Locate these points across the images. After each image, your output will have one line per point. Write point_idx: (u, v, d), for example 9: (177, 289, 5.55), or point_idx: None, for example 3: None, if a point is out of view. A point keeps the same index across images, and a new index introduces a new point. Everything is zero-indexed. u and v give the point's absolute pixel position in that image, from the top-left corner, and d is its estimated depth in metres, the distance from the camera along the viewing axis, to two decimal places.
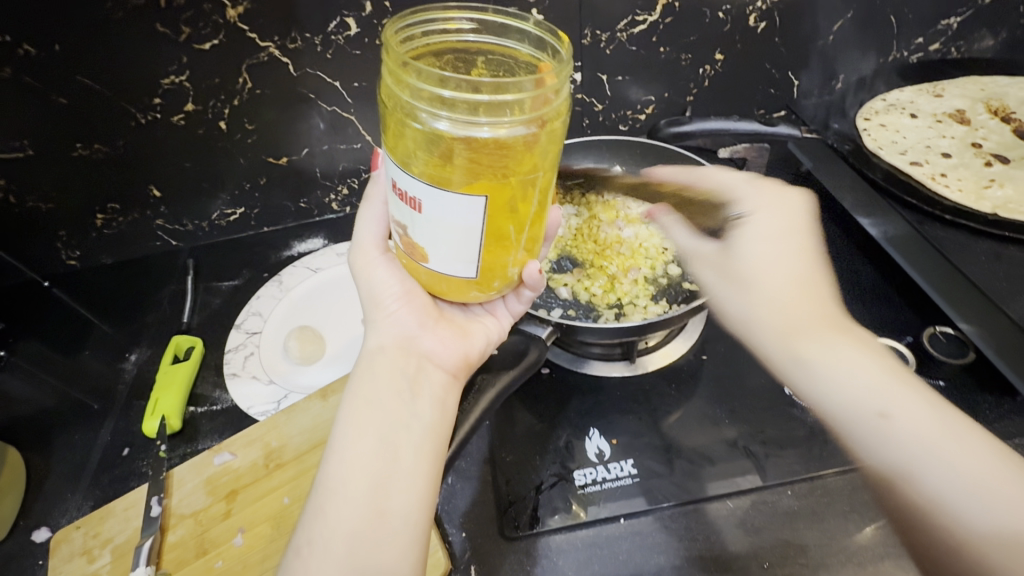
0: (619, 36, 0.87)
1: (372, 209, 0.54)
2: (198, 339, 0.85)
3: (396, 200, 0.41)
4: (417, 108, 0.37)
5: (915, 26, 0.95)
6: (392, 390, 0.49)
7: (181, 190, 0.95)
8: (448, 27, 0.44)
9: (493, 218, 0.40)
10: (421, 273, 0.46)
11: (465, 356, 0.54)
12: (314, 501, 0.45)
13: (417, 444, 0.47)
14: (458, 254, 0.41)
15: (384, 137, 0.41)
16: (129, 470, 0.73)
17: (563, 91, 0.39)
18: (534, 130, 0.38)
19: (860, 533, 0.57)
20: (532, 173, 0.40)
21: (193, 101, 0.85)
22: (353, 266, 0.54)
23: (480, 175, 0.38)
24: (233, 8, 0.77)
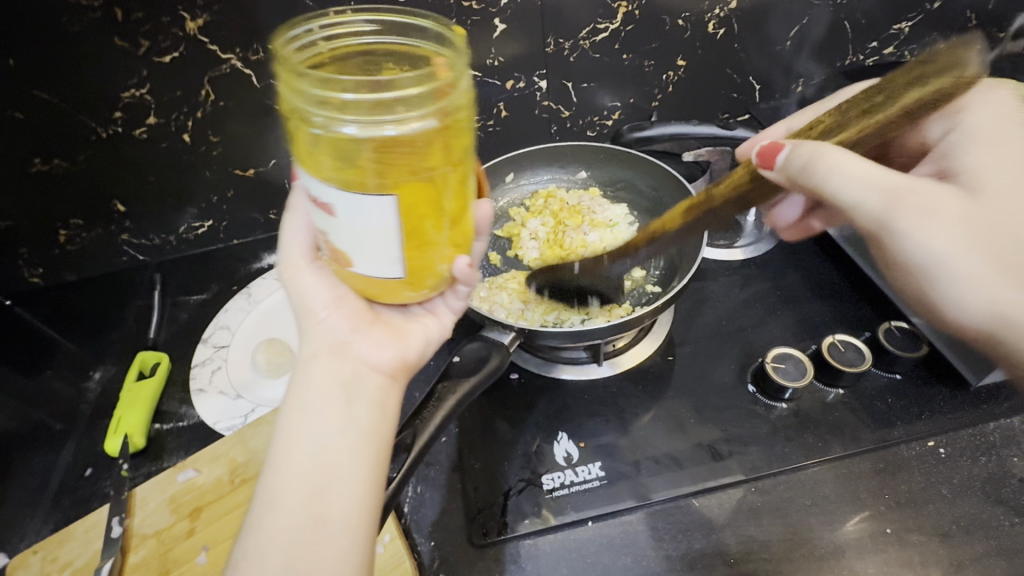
0: (582, 43, 0.88)
1: (297, 221, 0.56)
2: (165, 355, 0.84)
3: (315, 209, 0.42)
4: (316, 113, 0.38)
5: (868, 31, 0.98)
6: (326, 397, 0.49)
7: (146, 204, 0.93)
8: (344, 32, 0.45)
9: (410, 215, 0.40)
10: (350, 278, 0.46)
11: (404, 356, 0.54)
12: (252, 515, 0.45)
13: (353, 451, 0.47)
14: (381, 256, 0.42)
15: (292, 147, 0.42)
16: (92, 491, 0.71)
17: (463, 82, 0.40)
18: (440, 123, 0.39)
19: (822, 526, 0.58)
20: (442, 166, 0.40)
21: (155, 113, 0.84)
22: (284, 281, 0.55)
23: (392, 175, 0.39)
24: (192, 21, 0.77)
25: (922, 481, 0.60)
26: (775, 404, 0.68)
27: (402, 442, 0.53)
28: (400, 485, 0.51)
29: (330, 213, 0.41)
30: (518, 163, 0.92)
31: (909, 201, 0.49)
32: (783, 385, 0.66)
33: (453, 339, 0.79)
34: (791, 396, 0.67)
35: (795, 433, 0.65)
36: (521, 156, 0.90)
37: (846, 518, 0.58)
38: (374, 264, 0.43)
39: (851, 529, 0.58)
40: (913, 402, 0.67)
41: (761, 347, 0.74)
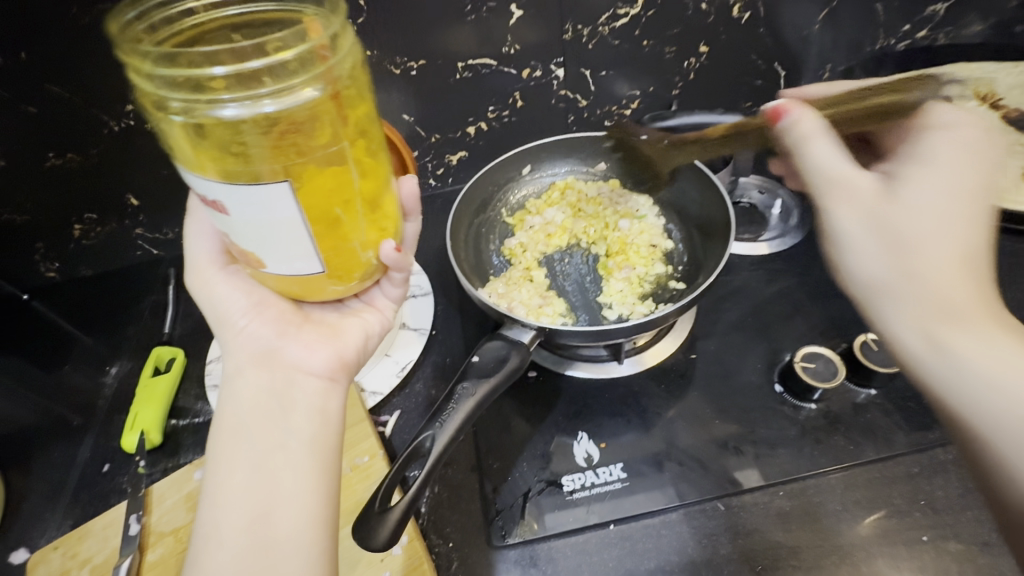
0: (601, 30, 0.85)
1: (202, 229, 0.57)
2: (180, 350, 0.83)
3: (214, 213, 0.42)
4: (177, 99, 0.37)
5: (901, 13, 0.94)
6: (258, 408, 0.50)
7: (159, 198, 0.93)
8: (202, 2, 0.42)
9: (315, 204, 0.41)
10: (267, 279, 0.47)
11: (339, 352, 0.56)
12: (195, 538, 0.46)
13: (293, 458, 0.48)
14: (291, 253, 0.43)
15: (172, 145, 0.41)
16: (110, 487, 0.71)
17: (343, 45, 0.40)
18: (325, 93, 0.39)
19: (854, 533, 0.56)
20: (336, 143, 0.40)
21: None
22: (198, 291, 0.56)
23: (282, 157, 0.39)
24: None
25: (961, 487, 0.58)
26: (804, 404, 0.65)
27: (421, 445, 0.52)
28: (420, 488, 0.50)
29: (229, 219, 0.41)
30: (536, 154, 0.89)
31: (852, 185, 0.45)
32: (812, 385, 0.64)
33: (469, 335, 0.77)
34: (821, 396, 0.65)
35: (825, 435, 0.63)
36: (537, 148, 0.88)
37: (880, 525, 0.56)
38: (280, 261, 0.43)
39: (886, 536, 0.55)
40: None
41: (789, 345, 0.72)
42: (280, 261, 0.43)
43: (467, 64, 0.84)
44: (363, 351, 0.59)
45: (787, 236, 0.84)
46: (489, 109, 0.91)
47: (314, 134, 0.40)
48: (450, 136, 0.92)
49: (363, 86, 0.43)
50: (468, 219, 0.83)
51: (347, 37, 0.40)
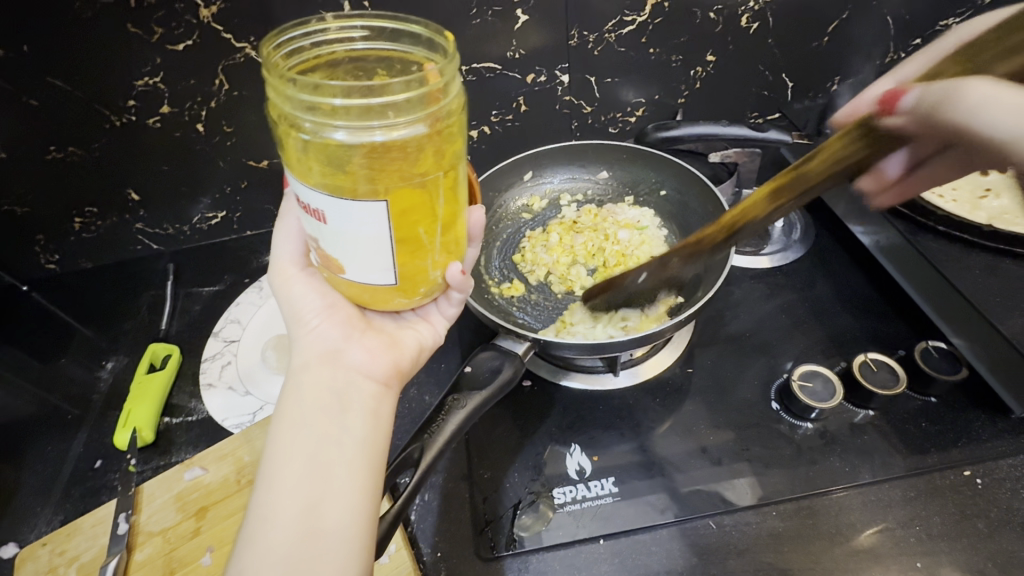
0: (608, 36, 0.85)
1: (290, 228, 0.57)
2: (175, 347, 0.83)
3: (305, 214, 0.43)
4: (304, 119, 0.39)
5: (912, 27, 0.93)
6: (320, 405, 0.50)
7: (160, 193, 0.92)
8: (336, 36, 0.45)
9: (402, 221, 0.41)
10: (340, 285, 0.47)
11: (396, 362, 0.56)
12: (246, 529, 0.46)
13: (349, 459, 0.48)
14: (373, 264, 0.43)
15: (282, 154, 0.43)
16: (100, 483, 0.71)
17: (454, 87, 0.41)
18: (428, 129, 0.40)
19: (846, 556, 0.55)
20: (434, 172, 0.41)
21: (168, 102, 0.83)
22: (276, 287, 0.56)
23: (383, 180, 0.40)
24: (206, 8, 0.75)
25: (956, 513, 0.57)
26: (800, 423, 0.65)
27: (409, 456, 0.52)
28: (409, 498, 0.50)
29: (319, 220, 0.41)
30: (537, 161, 0.89)
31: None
32: (810, 405, 0.63)
33: (466, 341, 0.77)
34: (818, 416, 0.64)
35: (821, 455, 0.62)
36: (540, 154, 0.87)
37: (874, 550, 0.55)
38: (367, 271, 0.43)
39: (879, 561, 0.55)
40: (949, 428, 0.63)
41: (787, 361, 0.71)
42: (365, 271, 0.43)
43: (471, 68, 0.84)
44: (417, 362, 0.59)
45: (788, 250, 0.84)
46: (492, 113, 0.90)
47: (418, 163, 0.40)
48: None
49: (462, 126, 0.44)
50: None
51: (460, 81, 0.41)
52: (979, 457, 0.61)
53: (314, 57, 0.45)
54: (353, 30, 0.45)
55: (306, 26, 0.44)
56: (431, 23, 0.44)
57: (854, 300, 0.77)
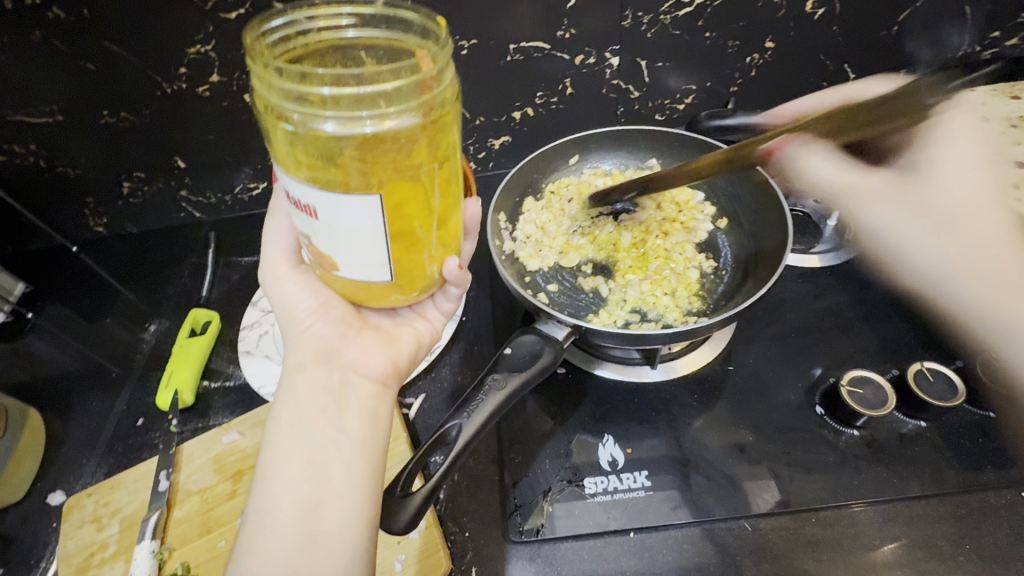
0: (663, 18, 0.81)
1: (279, 225, 0.57)
2: (215, 314, 0.85)
3: (296, 210, 0.42)
4: (290, 111, 0.38)
5: (992, 19, 0.87)
6: (317, 408, 0.50)
7: (205, 162, 0.94)
8: (323, 23, 0.44)
9: (396, 215, 0.40)
10: (335, 282, 0.47)
11: (393, 359, 0.56)
12: (247, 534, 0.47)
13: (347, 460, 0.49)
14: (367, 259, 0.42)
15: (270, 147, 0.42)
16: (141, 441, 0.74)
17: (447, 74, 0.39)
18: (421, 119, 0.39)
19: (886, 569, 0.53)
20: (428, 163, 0.41)
21: (218, 72, 0.83)
22: (270, 285, 0.56)
23: (375, 172, 0.39)
24: None
25: (1010, 536, 0.54)
26: (845, 429, 0.62)
27: (446, 435, 0.51)
28: (442, 478, 0.50)
29: (311, 224, 0.41)
30: (584, 145, 0.87)
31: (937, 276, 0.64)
32: (856, 411, 0.61)
33: (500, 325, 0.76)
34: (865, 423, 0.62)
35: (866, 463, 0.60)
36: (587, 138, 0.85)
37: (918, 564, 0.54)
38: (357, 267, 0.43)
39: None
40: (1007, 445, 0.60)
41: (833, 364, 0.68)
42: (356, 269, 0.43)
43: (519, 47, 0.82)
44: (416, 358, 0.59)
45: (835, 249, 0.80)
46: (537, 95, 0.88)
47: (410, 157, 0.40)
48: (494, 120, 0.90)
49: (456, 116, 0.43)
50: (507, 214, 0.81)
51: (453, 68, 0.40)
52: None
53: (301, 42, 0.43)
54: (342, 19, 0.44)
55: (294, 12, 0.43)
56: (424, 9, 0.43)
57: (908, 308, 0.73)
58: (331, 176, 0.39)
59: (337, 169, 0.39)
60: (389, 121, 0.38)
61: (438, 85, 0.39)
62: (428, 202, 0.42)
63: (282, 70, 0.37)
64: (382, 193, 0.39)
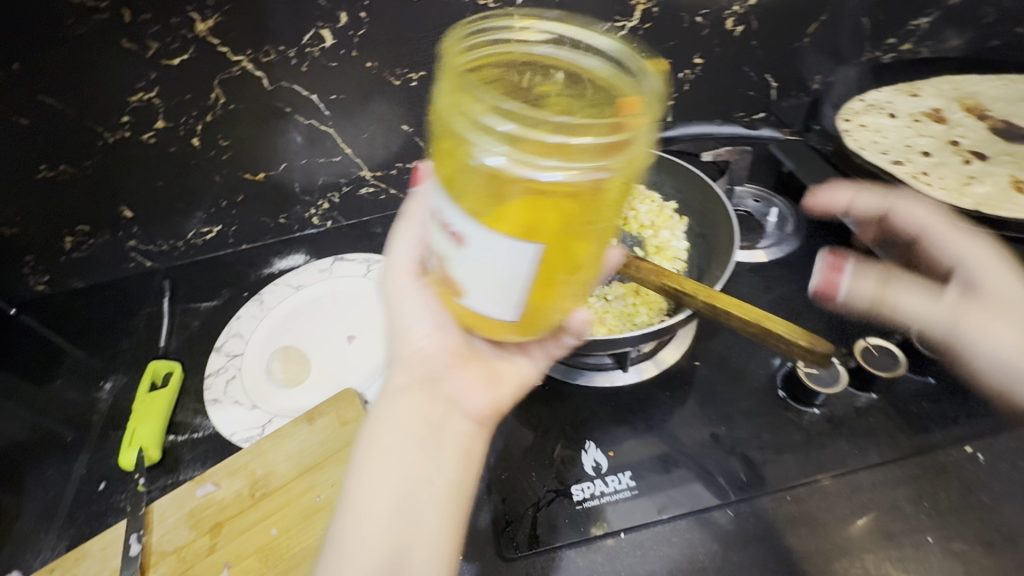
0: None
1: (411, 232, 0.54)
2: (177, 364, 0.82)
3: (439, 230, 0.39)
4: (475, 138, 0.35)
5: (886, 27, 0.97)
6: (417, 440, 0.51)
7: (155, 209, 0.91)
8: (518, 37, 0.43)
9: (546, 268, 0.38)
10: (454, 308, 0.44)
11: (494, 397, 0.56)
12: (330, 559, 0.47)
13: (438, 501, 0.50)
14: (500, 304, 0.40)
15: (436, 162, 0.40)
16: (107, 505, 0.70)
17: (642, 138, 0.36)
18: (606, 177, 0.36)
19: (860, 538, 0.57)
20: (592, 222, 0.38)
21: (163, 117, 0.82)
22: (389, 290, 0.55)
23: (540, 222, 0.36)
24: (202, 21, 0.74)
25: (961, 488, 0.59)
26: (806, 409, 0.67)
27: None
28: None
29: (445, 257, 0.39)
30: None
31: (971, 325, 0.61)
32: (815, 390, 0.65)
33: None
34: (823, 401, 0.66)
35: (828, 438, 0.64)
36: None
37: (884, 527, 0.57)
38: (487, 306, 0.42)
39: (889, 538, 0.57)
40: (948, 406, 0.66)
41: None
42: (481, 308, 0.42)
43: None
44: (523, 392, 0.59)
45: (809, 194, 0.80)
46: None
47: (576, 204, 0.37)
48: None
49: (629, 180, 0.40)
50: None
51: (654, 132, 0.37)
52: (978, 433, 0.63)
53: (490, 50, 0.43)
54: (538, 26, 0.43)
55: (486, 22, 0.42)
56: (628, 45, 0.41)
57: None
58: (487, 211, 0.37)
59: (495, 205, 0.37)
60: (558, 160, 0.35)
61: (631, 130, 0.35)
62: (587, 238, 0.39)
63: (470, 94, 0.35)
64: (539, 243, 0.36)
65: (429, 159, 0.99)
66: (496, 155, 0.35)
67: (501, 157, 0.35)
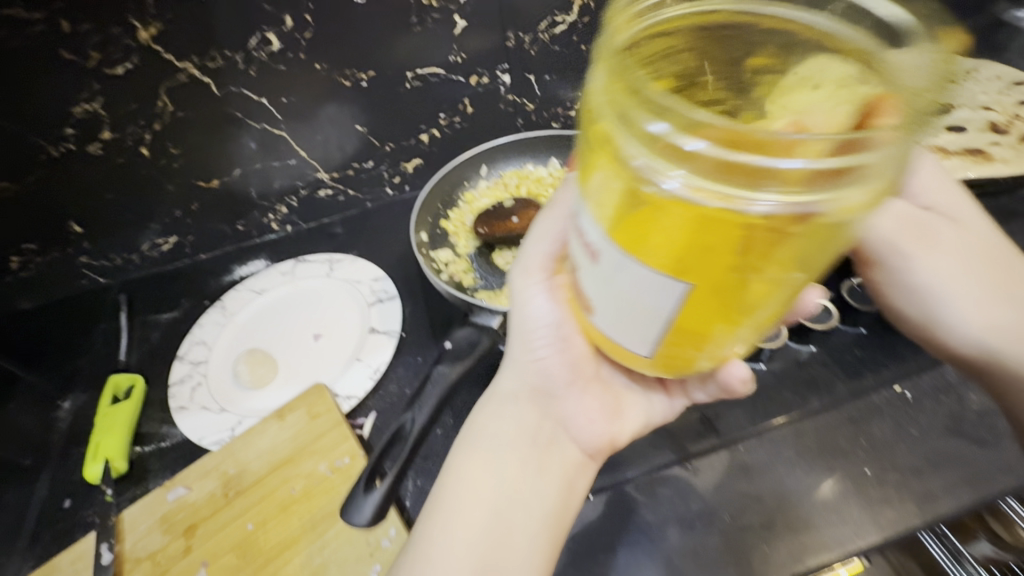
0: (541, 37, 0.90)
1: (552, 226, 0.53)
2: (138, 376, 0.80)
3: (577, 237, 0.36)
4: (625, 144, 0.30)
5: None
6: (523, 457, 0.52)
7: (106, 223, 0.90)
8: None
9: (694, 315, 0.32)
10: (585, 323, 0.41)
11: (612, 430, 0.55)
12: (416, 553, 0.49)
13: (528, 527, 0.50)
14: (637, 336, 0.35)
15: (582, 159, 0.36)
16: (75, 522, 0.68)
17: (881, 171, 0.28)
18: (818, 217, 0.28)
19: (806, 478, 0.61)
20: (785, 272, 0.31)
21: (109, 128, 0.81)
22: (517, 284, 0.53)
23: (694, 263, 0.29)
24: (144, 30, 0.73)
25: (892, 425, 0.65)
26: (754, 365, 0.71)
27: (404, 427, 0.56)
28: (398, 477, 0.52)
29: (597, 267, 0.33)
30: (491, 156, 0.94)
31: (921, 263, 0.61)
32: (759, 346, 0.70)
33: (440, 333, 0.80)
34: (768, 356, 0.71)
35: (774, 391, 0.69)
36: (492, 148, 0.92)
37: (827, 466, 0.62)
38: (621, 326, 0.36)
39: (832, 476, 0.61)
40: (879, 353, 0.71)
41: None
42: (614, 328, 0.36)
43: (416, 74, 0.89)
44: (640, 430, 0.58)
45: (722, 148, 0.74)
46: (440, 116, 0.96)
47: (768, 247, 0.29)
48: (403, 144, 0.98)
49: (851, 229, 0.32)
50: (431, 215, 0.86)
51: (912, 148, 0.28)
52: (907, 374, 0.69)
53: (683, 10, 0.35)
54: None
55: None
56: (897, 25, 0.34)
57: None
58: (631, 224, 0.30)
59: (655, 227, 0.30)
60: (767, 196, 0.27)
61: (874, 150, 0.26)
62: (768, 291, 0.32)
63: (639, 83, 0.27)
64: (697, 281, 0.30)
65: (385, 158, 1.00)
66: (672, 173, 0.28)
67: (678, 181, 0.28)
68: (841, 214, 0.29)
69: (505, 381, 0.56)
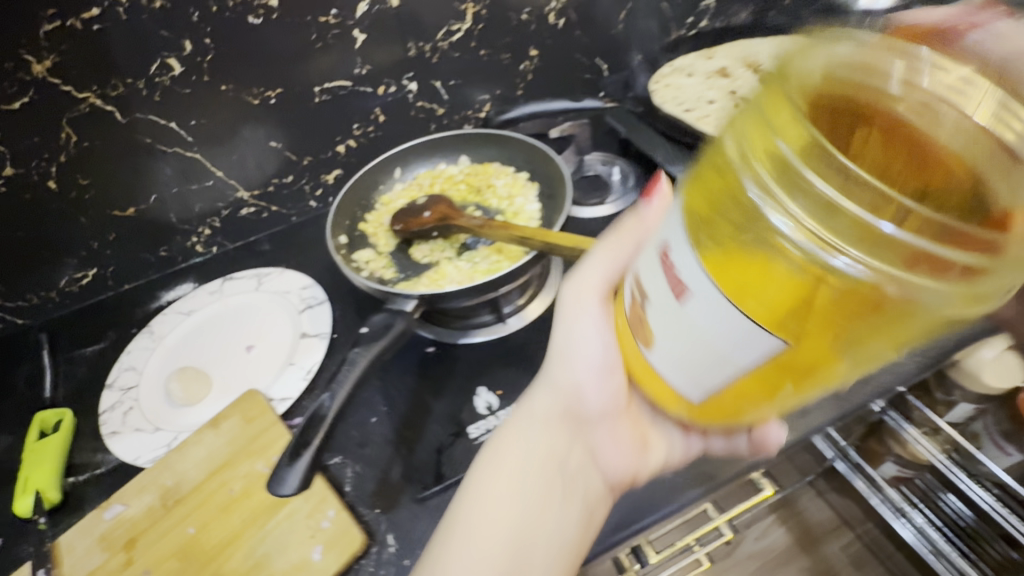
0: (441, 45, 0.96)
1: (611, 253, 0.53)
2: (66, 410, 0.80)
3: (654, 262, 0.33)
4: (753, 175, 0.29)
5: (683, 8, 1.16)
6: (553, 483, 0.55)
7: (18, 261, 0.89)
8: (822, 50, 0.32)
9: (766, 372, 0.31)
10: (634, 354, 0.39)
11: (637, 465, 0.58)
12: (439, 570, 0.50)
13: (549, 560, 0.52)
14: (693, 381, 0.34)
15: (687, 184, 0.34)
16: (8, 558, 0.68)
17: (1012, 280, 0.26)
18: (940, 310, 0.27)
19: None
20: (870, 347, 0.31)
21: (11, 164, 0.80)
22: (567, 301, 0.55)
23: (792, 318, 0.29)
24: (38, 63, 0.74)
25: None
26: None
27: (321, 406, 0.63)
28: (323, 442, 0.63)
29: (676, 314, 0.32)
30: (405, 159, 1.00)
31: None
32: None
33: None
34: None
35: None
36: (404, 152, 0.98)
37: None
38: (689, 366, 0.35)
39: None
40: None
41: None
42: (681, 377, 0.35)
43: (324, 88, 0.93)
44: (663, 468, 0.60)
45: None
46: (355, 127, 1.00)
47: (875, 319, 0.28)
48: (322, 157, 1.01)
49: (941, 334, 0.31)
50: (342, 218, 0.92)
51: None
52: None
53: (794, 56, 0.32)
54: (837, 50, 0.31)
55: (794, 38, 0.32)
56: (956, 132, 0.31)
57: None
58: (729, 263, 0.29)
59: (770, 284, 0.28)
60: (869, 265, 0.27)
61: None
62: (855, 363, 0.32)
63: (775, 145, 0.28)
64: (796, 342, 0.29)
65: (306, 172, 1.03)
66: (795, 221, 0.28)
67: (791, 221, 0.28)
68: (960, 313, 0.27)
69: (541, 400, 0.59)
